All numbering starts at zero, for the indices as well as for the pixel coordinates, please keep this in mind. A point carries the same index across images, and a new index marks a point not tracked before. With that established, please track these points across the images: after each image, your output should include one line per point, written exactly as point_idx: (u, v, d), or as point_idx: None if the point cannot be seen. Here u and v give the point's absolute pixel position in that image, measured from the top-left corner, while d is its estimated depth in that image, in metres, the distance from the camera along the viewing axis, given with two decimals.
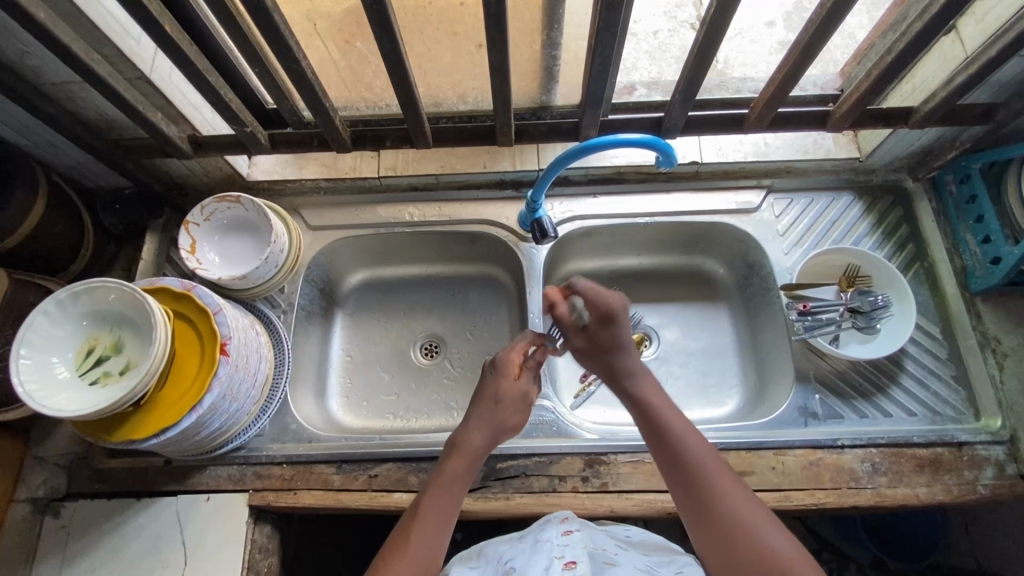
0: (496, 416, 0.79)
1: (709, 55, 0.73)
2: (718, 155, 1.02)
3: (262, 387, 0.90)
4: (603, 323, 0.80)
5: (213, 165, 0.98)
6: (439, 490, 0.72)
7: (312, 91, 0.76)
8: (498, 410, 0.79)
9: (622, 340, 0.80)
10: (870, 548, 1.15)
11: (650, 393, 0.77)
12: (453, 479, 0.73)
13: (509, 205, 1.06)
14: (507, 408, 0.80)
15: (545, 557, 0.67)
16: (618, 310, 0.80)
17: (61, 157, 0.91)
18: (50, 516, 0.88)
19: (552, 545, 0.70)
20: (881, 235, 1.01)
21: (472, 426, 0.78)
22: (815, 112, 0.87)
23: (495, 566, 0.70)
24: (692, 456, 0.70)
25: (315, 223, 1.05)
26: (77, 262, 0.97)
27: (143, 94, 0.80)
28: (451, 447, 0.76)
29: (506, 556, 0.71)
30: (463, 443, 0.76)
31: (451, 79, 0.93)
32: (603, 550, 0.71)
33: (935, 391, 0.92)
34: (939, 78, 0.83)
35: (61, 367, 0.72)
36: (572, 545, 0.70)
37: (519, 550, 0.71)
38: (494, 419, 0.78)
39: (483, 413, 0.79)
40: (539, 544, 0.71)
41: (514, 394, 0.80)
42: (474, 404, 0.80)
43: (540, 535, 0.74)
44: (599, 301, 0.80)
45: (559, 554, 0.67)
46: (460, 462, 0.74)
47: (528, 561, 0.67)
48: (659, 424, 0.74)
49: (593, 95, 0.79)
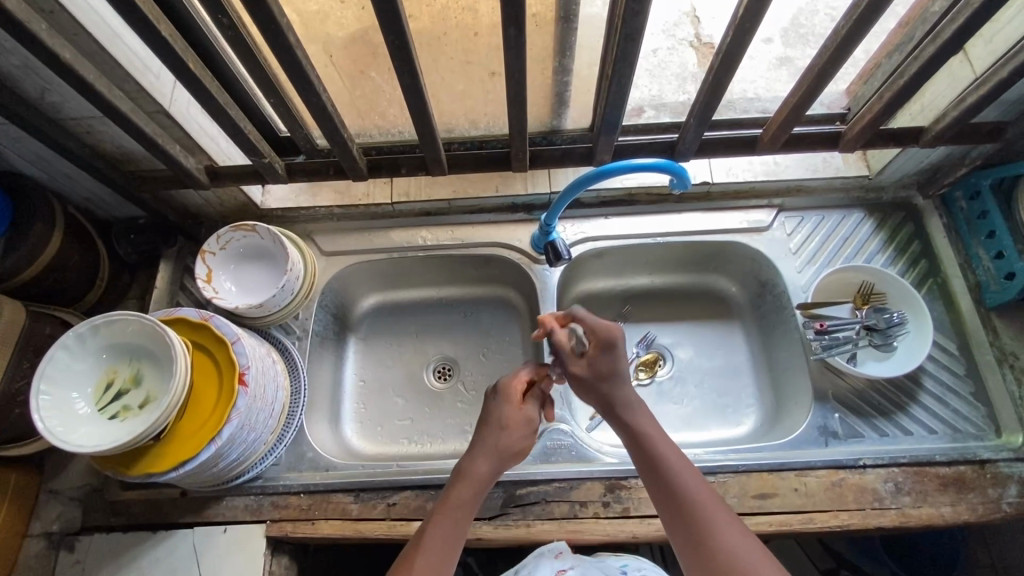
0: (502, 443, 0.75)
1: (724, 81, 0.74)
2: (729, 175, 1.03)
3: (279, 416, 0.89)
4: (604, 350, 0.78)
5: (228, 194, 0.98)
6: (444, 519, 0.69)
7: (331, 122, 0.77)
8: (505, 436, 0.76)
9: (618, 368, 0.78)
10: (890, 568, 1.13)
11: (642, 419, 0.75)
12: (458, 508, 0.70)
13: (520, 227, 1.07)
14: (513, 433, 0.76)
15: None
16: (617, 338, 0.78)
17: (78, 189, 0.92)
18: (65, 550, 0.87)
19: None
20: (893, 252, 1.02)
21: (478, 454, 0.74)
22: (826, 133, 0.88)
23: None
24: (684, 486, 0.69)
25: (329, 248, 1.05)
26: (92, 292, 0.97)
27: (163, 127, 0.81)
28: (456, 474, 0.74)
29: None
30: (468, 471, 0.73)
31: (464, 105, 0.94)
32: None
33: (955, 408, 0.91)
34: (949, 98, 0.84)
35: (81, 402, 0.72)
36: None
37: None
38: (500, 447, 0.75)
39: (489, 440, 0.75)
40: None
41: (519, 419, 0.78)
42: (481, 431, 0.77)
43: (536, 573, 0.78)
44: (598, 330, 0.78)
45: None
46: (465, 490, 0.72)
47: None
48: (648, 449, 0.72)
49: (609, 121, 0.80)
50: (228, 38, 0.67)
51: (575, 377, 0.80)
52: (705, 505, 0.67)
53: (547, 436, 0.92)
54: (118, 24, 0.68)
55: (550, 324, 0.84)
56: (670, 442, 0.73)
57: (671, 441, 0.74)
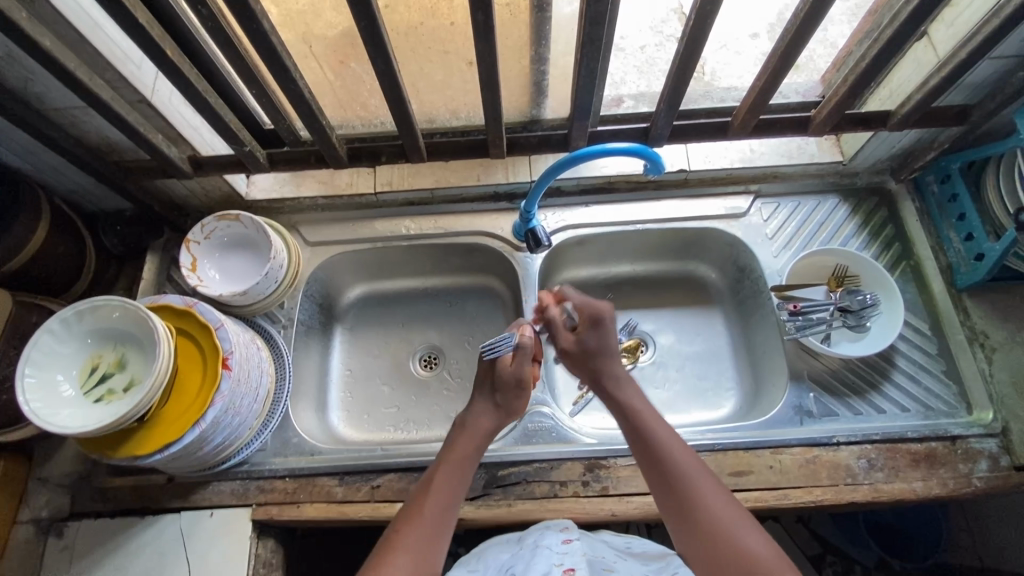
0: (501, 397, 0.83)
1: (690, 66, 0.76)
2: (706, 162, 1.05)
3: (263, 402, 0.91)
4: (592, 326, 0.87)
5: (212, 184, 1.00)
6: (451, 468, 0.77)
7: (309, 110, 0.78)
8: (499, 394, 0.83)
9: (607, 345, 0.86)
10: (874, 549, 1.15)
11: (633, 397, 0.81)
12: (461, 458, 0.78)
13: (502, 216, 1.09)
14: (511, 392, 0.83)
15: (544, 564, 0.68)
16: (603, 313, 0.88)
17: (63, 181, 0.93)
18: (53, 537, 0.88)
19: (552, 553, 0.71)
20: (868, 236, 1.04)
21: (478, 410, 0.83)
22: (797, 117, 0.90)
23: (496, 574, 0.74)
24: (671, 460, 0.73)
25: (314, 239, 1.07)
26: (79, 283, 0.99)
27: (145, 117, 0.82)
28: (460, 428, 0.81)
29: (508, 564, 0.74)
30: (472, 426, 0.81)
31: (444, 95, 0.96)
32: (600, 557, 0.74)
33: (927, 387, 0.93)
34: (914, 82, 0.86)
35: (66, 385, 0.74)
36: (572, 553, 0.70)
37: (519, 557, 0.73)
38: (500, 399, 0.83)
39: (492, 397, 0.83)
40: (539, 549, 0.72)
41: (517, 378, 0.83)
42: (477, 391, 0.85)
43: (542, 541, 0.74)
44: (587, 307, 0.89)
45: (559, 562, 0.69)
46: (470, 441, 0.79)
47: (528, 567, 0.69)
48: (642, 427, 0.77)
49: (582, 106, 0.82)
50: (207, 28, 0.69)
51: (564, 352, 0.89)
52: (692, 478, 0.71)
53: (528, 418, 0.93)
54: (98, 14, 0.70)
55: (545, 300, 0.93)
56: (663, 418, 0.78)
57: (660, 417, 0.78)
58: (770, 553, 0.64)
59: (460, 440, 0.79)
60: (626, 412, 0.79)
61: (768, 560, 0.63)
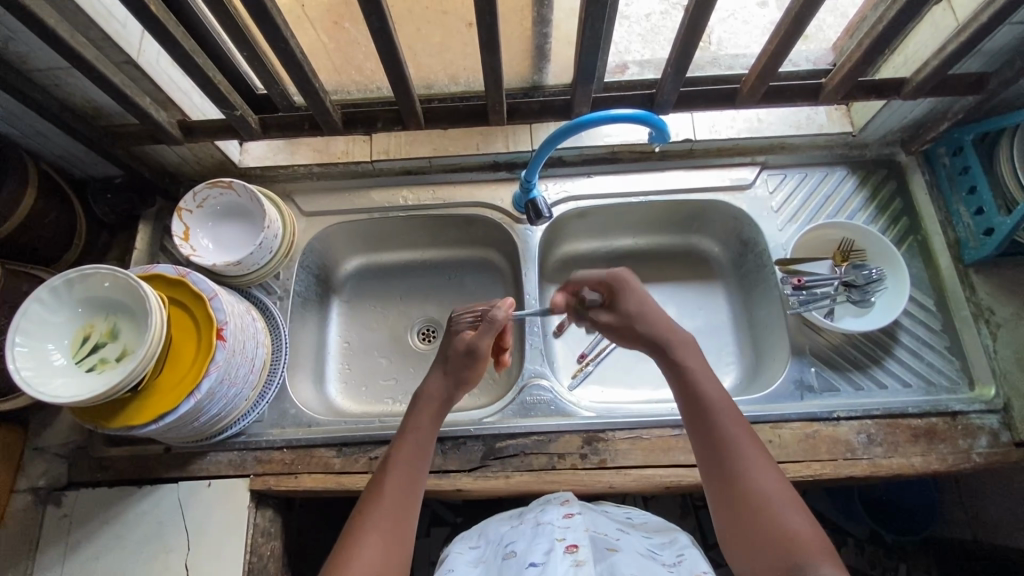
0: (452, 363, 0.81)
1: (700, 27, 0.72)
2: (712, 132, 1.02)
3: (260, 372, 0.90)
4: (619, 294, 0.82)
5: (204, 151, 0.97)
6: (410, 447, 0.75)
7: (301, 72, 0.75)
8: (451, 358, 0.83)
9: (639, 307, 0.80)
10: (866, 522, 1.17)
11: (685, 357, 0.76)
12: (420, 432, 0.76)
13: (502, 186, 1.06)
14: (458, 360, 0.80)
15: (546, 540, 0.69)
16: (628, 280, 0.82)
17: (50, 146, 0.90)
18: (51, 505, 0.88)
19: (553, 528, 0.71)
20: (875, 209, 1.01)
21: (431, 384, 0.80)
22: (808, 85, 0.87)
23: (497, 549, 0.75)
24: (723, 432, 0.68)
25: (309, 209, 1.05)
26: (70, 253, 0.97)
27: (132, 79, 0.79)
28: (418, 401, 0.80)
29: (508, 539, 0.74)
30: (426, 399, 0.79)
31: (442, 59, 0.93)
32: (605, 534, 0.72)
33: (930, 362, 0.92)
34: (931, 49, 0.83)
35: (57, 353, 0.72)
36: (573, 529, 0.70)
37: (520, 533, 0.74)
38: (451, 366, 0.80)
39: (445, 366, 0.83)
40: (539, 527, 0.72)
41: (461, 347, 0.81)
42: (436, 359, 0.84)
43: (542, 517, 0.74)
44: (607, 276, 0.84)
45: (561, 537, 0.69)
46: (425, 413, 0.78)
47: (530, 544, 0.70)
48: (692, 392, 0.72)
49: (585, 71, 0.79)
50: None
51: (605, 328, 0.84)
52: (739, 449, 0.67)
53: (527, 391, 0.93)
54: None
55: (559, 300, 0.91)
56: (715, 380, 0.73)
57: (715, 384, 0.73)
58: (811, 531, 0.60)
59: (416, 415, 0.78)
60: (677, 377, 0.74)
61: (809, 541, 0.59)
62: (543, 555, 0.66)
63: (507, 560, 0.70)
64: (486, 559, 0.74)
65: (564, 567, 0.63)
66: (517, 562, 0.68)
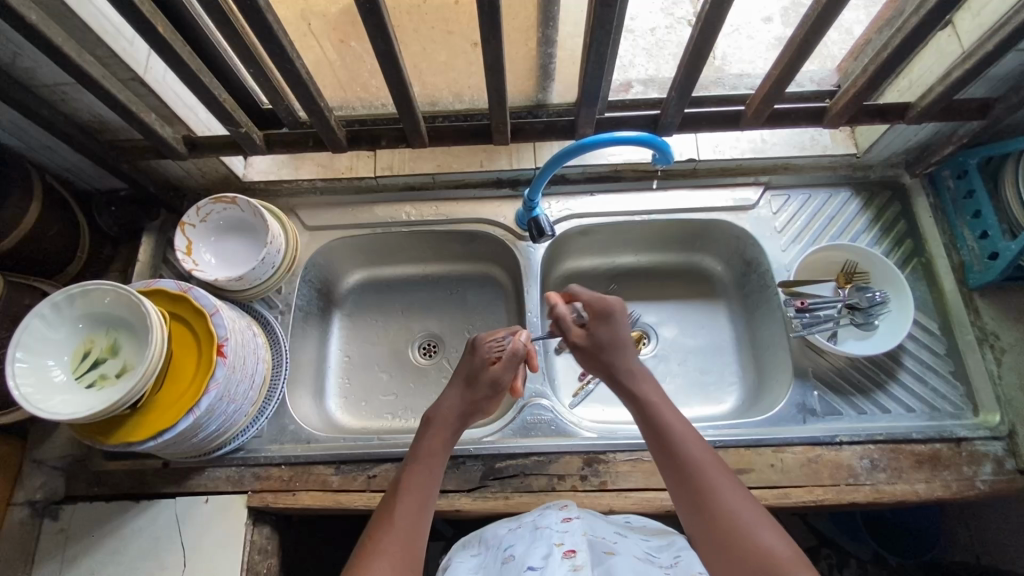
0: (471, 390, 0.83)
1: (705, 51, 0.72)
2: (715, 152, 1.02)
3: (260, 388, 0.90)
4: (603, 320, 0.85)
5: (209, 165, 0.98)
6: (424, 471, 0.75)
7: (307, 92, 0.75)
8: (471, 391, 0.83)
9: (619, 337, 0.84)
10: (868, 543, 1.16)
11: (644, 386, 0.80)
12: (430, 454, 0.77)
13: (505, 203, 1.06)
14: (480, 391, 0.83)
15: (544, 545, 0.69)
16: (615, 308, 0.86)
17: (56, 159, 0.90)
18: (48, 519, 0.88)
19: (552, 532, 0.72)
20: (879, 232, 1.01)
21: (448, 402, 0.82)
22: (812, 108, 0.86)
23: (496, 554, 0.74)
24: (688, 456, 0.71)
25: (313, 223, 1.05)
26: (74, 264, 0.97)
27: (138, 95, 0.79)
28: (427, 424, 0.80)
29: (507, 542, 0.74)
30: (438, 422, 0.80)
31: (447, 77, 0.93)
32: (602, 538, 0.72)
33: (934, 387, 0.91)
34: (937, 74, 0.83)
35: (58, 370, 0.72)
36: (572, 533, 0.71)
37: (519, 537, 0.74)
38: (470, 394, 0.83)
39: (461, 392, 0.83)
40: (539, 530, 0.73)
41: (488, 377, 0.83)
42: (452, 383, 0.85)
43: (540, 521, 0.75)
44: (596, 303, 0.86)
45: (559, 542, 0.69)
46: (439, 436, 0.79)
47: (528, 548, 0.70)
48: (655, 420, 0.76)
49: (589, 93, 0.79)
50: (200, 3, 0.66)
51: (577, 348, 0.86)
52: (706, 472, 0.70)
53: (528, 410, 0.92)
54: None
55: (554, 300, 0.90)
56: (673, 407, 0.77)
57: (677, 412, 0.77)
58: (784, 545, 0.63)
59: (428, 440, 0.78)
60: (642, 405, 0.78)
61: (784, 555, 0.62)
62: (542, 560, 0.67)
63: (506, 564, 0.70)
64: (485, 565, 0.73)
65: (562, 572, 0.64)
66: (516, 565, 0.68)
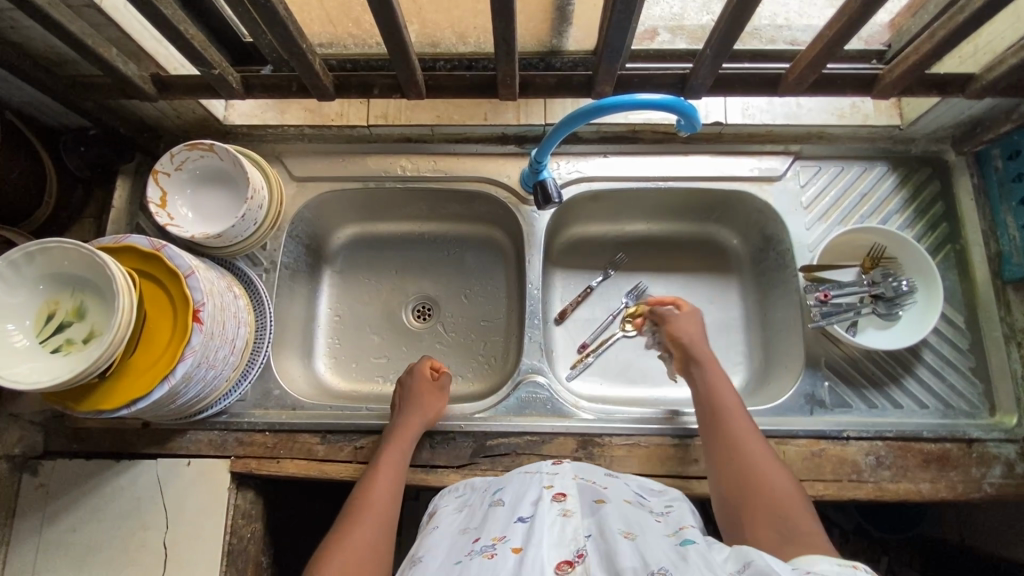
0: (421, 396, 0.84)
1: (751, 6, 0.62)
2: (745, 116, 0.93)
3: (241, 353, 0.85)
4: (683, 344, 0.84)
5: (185, 107, 0.89)
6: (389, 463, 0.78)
7: (285, 31, 0.65)
8: (424, 396, 0.84)
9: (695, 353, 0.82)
10: (853, 515, 1.14)
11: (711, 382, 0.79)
12: (395, 461, 0.78)
13: (510, 161, 0.98)
14: (433, 396, 0.85)
15: (535, 489, 0.67)
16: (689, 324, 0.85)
17: (12, 93, 0.81)
18: (27, 474, 0.86)
19: (542, 476, 0.70)
20: (913, 213, 0.93)
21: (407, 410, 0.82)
22: (862, 75, 0.76)
23: (484, 495, 0.72)
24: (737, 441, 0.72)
25: (300, 173, 0.97)
26: (42, 210, 0.89)
27: (94, 25, 0.70)
28: (390, 432, 0.81)
29: (497, 486, 0.72)
30: (402, 429, 0.81)
31: (450, 15, 0.81)
32: (593, 483, 0.69)
33: (951, 383, 0.87)
34: (1010, 41, 0.72)
35: (19, 335, 0.67)
36: (562, 478, 0.69)
37: (509, 481, 0.72)
38: (421, 399, 0.83)
39: (414, 399, 0.83)
40: (528, 475, 0.71)
41: (433, 388, 0.86)
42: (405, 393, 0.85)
43: (530, 466, 0.74)
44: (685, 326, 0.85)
45: (549, 485, 0.67)
46: (401, 443, 0.80)
47: (519, 494, 0.67)
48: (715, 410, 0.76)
49: (612, 45, 0.69)
50: None
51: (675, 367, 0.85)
52: (754, 462, 0.70)
53: (523, 387, 0.89)
54: None
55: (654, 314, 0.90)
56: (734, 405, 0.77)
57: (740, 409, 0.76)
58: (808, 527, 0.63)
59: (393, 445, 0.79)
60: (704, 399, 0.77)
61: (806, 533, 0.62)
62: (532, 507, 0.63)
63: (494, 508, 0.67)
64: (471, 504, 0.71)
65: (552, 517, 0.60)
66: (505, 513, 0.64)
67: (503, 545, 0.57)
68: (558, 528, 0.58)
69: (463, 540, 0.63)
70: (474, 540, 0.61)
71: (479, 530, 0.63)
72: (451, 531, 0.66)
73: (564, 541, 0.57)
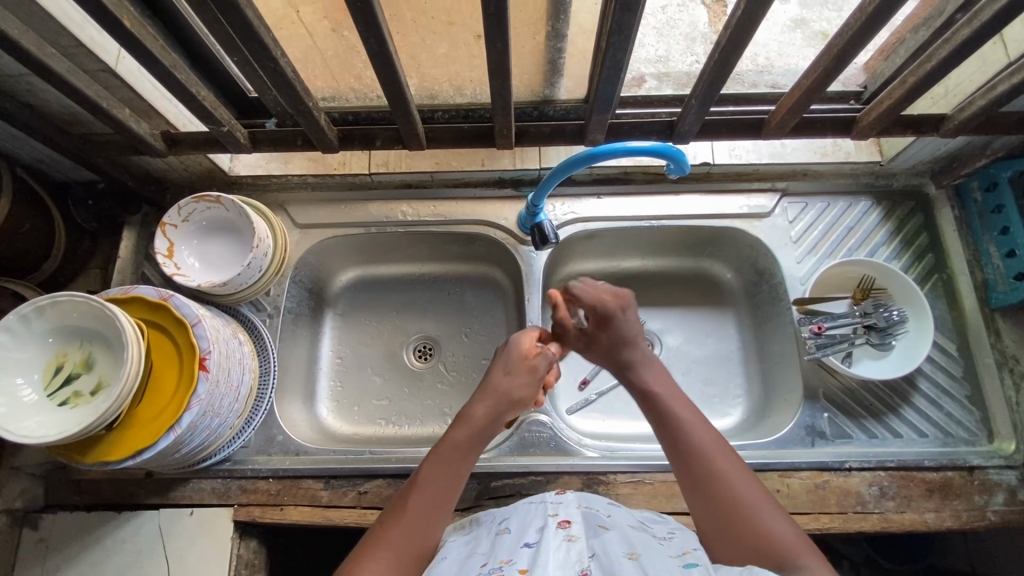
0: (509, 381, 0.73)
1: (730, 62, 0.66)
2: (731, 156, 0.97)
3: (245, 401, 0.86)
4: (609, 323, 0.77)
5: (193, 159, 0.92)
6: (463, 438, 0.68)
7: (293, 91, 0.68)
8: (507, 381, 0.73)
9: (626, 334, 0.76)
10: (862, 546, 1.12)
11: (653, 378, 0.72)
12: (455, 448, 0.68)
13: (507, 204, 1.01)
14: (521, 378, 0.73)
15: (540, 517, 0.62)
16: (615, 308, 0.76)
17: (25, 151, 0.84)
18: (27, 529, 0.85)
19: (547, 505, 0.65)
20: (899, 245, 0.96)
21: (481, 397, 0.71)
22: (840, 118, 0.80)
23: (489, 527, 0.66)
24: (696, 446, 0.65)
25: (303, 221, 0.99)
26: (50, 262, 0.91)
27: (109, 87, 0.73)
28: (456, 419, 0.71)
29: (503, 515, 0.67)
30: (467, 414, 0.70)
31: (448, 70, 0.85)
32: (597, 511, 0.65)
33: (948, 412, 0.88)
34: (977, 85, 0.77)
35: (28, 389, 0.68)
36: (566, 505, 0.65)
37: (514, 510, 0.67)
38: (502, 385, 0.72)
39: (495, 384, 0.72)
40: (533, 505, 0.67)
41: (524, 365, 0.74)
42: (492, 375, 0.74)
43: (533, 496, 0.69)
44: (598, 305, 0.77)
45: (554, 513, 0.62)
46: (464, 430, 0.69)
47: (525, 522, 0.62)
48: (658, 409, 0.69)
49: (603, 98, 0.73)
50: None
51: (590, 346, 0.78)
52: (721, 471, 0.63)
53: (527, 426, 0.89)
54: None
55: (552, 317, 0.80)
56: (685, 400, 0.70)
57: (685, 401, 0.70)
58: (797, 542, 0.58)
59: (453, 433, 0.69)
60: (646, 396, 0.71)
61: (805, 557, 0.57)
62: (537, 534, 0.58)
63: (500, 536, 0.62)
64: (476, 537, 0.65)
65: (557, 542, 0.56)
66: (511, 540, 0.60)
67: (509, 568, 0.53)
68: (564, 552, 0.54)
69: (468, 565, 0.57)
70: (481, 566, 0.56)
71: (486, 557, 0.58)
72: (456, 558, 0.60)
73: (569, 562, 0.52)
